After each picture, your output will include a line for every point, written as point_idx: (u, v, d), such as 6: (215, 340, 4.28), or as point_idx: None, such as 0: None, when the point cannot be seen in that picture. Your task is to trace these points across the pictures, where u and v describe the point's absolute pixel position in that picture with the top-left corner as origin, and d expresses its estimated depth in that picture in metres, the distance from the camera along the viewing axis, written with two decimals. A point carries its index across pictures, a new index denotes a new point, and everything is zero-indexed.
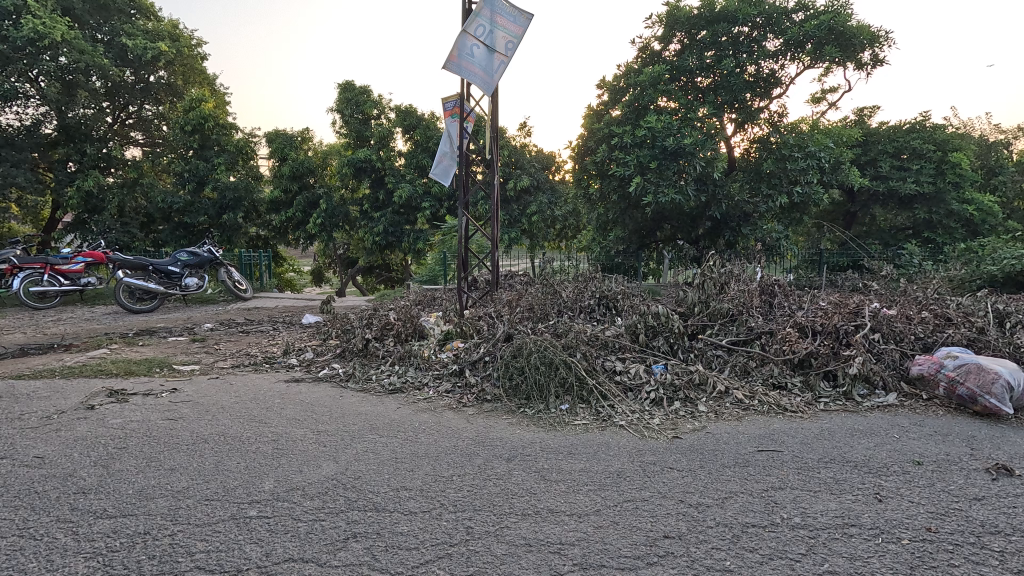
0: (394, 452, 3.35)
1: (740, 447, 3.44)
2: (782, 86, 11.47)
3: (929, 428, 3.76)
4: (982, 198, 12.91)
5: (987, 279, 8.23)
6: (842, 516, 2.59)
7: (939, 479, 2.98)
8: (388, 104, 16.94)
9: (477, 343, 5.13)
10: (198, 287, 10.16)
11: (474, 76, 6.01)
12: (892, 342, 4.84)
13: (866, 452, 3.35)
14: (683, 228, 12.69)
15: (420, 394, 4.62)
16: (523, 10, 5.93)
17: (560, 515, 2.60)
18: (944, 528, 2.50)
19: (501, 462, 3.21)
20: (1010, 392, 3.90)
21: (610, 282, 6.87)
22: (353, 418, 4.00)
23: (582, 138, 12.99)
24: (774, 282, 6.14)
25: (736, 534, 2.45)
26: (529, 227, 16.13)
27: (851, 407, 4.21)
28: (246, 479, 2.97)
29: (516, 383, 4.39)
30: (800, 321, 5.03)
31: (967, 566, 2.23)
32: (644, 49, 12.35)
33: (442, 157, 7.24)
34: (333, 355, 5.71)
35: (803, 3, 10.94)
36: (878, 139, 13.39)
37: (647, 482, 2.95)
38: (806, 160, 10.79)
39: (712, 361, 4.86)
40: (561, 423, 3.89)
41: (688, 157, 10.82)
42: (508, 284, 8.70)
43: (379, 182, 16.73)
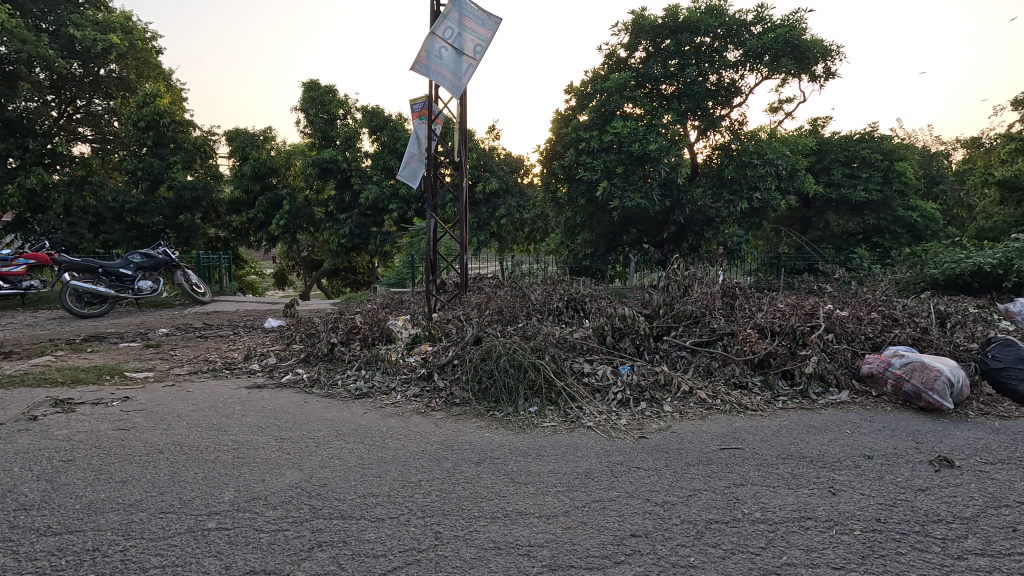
0: (361, 458, 3.29)
1: (704, 445, 3.53)
2: (742, 95, 11.85)
3: (878, 423, 3.95)
4: (926, 205, 13.68)
5: (930, 282, 8.71)
6: (799, 510, 2.70)
7: (888, 472, 3.14)
8: (354, 104, 16.70)
9: (446, 346, 5.10)
10: (152, 291, 9.72)
11: (443, 77, 5.99)
12: (845, 341, 5.06)
13: (821, 448, 3.50)
14: (648, 232, 12.97)
15: (387, 398, 4.56)
16: (492, 13, 5.95)
17: (529, 517, 2.61)
18: (892, 518, 2.64)
19: (470, 465, 3.20)
20: (951, 388, 4.13)
21: (578, 284, 6.95)
22: (318, 424, 3.91)
23: (551, 142, 13.12)
24: (735, 284, 6.32)
25: (700, 530, 2.52)
26: (498, 230, 16.17)
27: (807, 405, 4.39)
28: (205, 490, 2.86)
29: (485, 386, 4.38)
30: (760, 322, 5.20)
31: (912, 553, 2.36)
32: (610, 55, 12.59)
33: (410, 158, 7.13)
34: (298, 360, 5.57)
35: (761, 16, 11.37)
36: (831, 149, 14.05)
37: (614, 482, 2.99)
38: (764, 167, 11.24)
39: (677, 362, 4.99)
40: (530, 425, 3.91)
41: (653, 162, 11.08)
42: (477, 287, 8.65)
43: (345, 183, 16.44)
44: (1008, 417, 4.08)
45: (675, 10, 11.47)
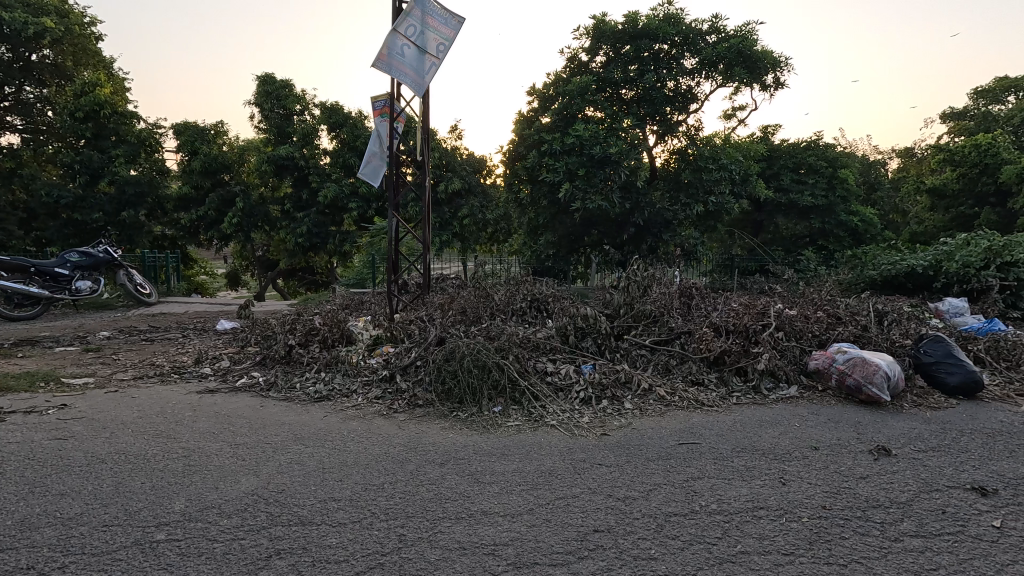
0: (322, 462, 3.21)
1: (663, 441, 3.64)
2: (698, 102, 12.26)
3: (823, 416, 4.18)
4: (865, 210, 14.54)
5: (869, 283, 9.27)
6: (752, 501, 2.82)
7: (833, 462, 3.33)
8: (312, 100, 16.28)
9: (408, 347, 5.03)
10: (92, 292, 9.13)
11: (405, 76, 5.92)
12: (794, 339, 5.30)
13: (772, 440, 3.67)
14: (609, 234, 13.21)
15: (348, 401, 4.46)
16: (455, 13, 5.92)
17: (494, 516, 2.62)
18: (836, 505, 2.79)
19: (434, 466, 3.17)
20: (888, 381, 4.41)
21: (540, 284, 7.01)
22: (275, 429, 3.79)
23: (513, 143, 13.19)
24: (692, 285, 6.53)
25: (660, 523, 2.59)
26: (460, 231, 16.11)
27: (759, 399, 4.58)
28: (153, 500, 2.72)
29: (448, 387, 4.34)
30: (714, 322, 5.39)
31: (855, 538, 2.50)
32: (571, 59, 12.76)
33: (370, 156, 6.99)
34: (252, 363, 5.37)
35: (716, 26, 11.81)
36: (780, 155, 14.81)
37: (577, 480, 3.03)
38: (719, 172, 11.67)
39: (637, 360, 5.11)
40: (494, 425, 3.91)
41: (614, 165, 11.30)
42: (440, 288, 8.58)
43: (302, 181, 15.99)
44: (938, 408, 4.39)
45: (634, 16, 11.74)
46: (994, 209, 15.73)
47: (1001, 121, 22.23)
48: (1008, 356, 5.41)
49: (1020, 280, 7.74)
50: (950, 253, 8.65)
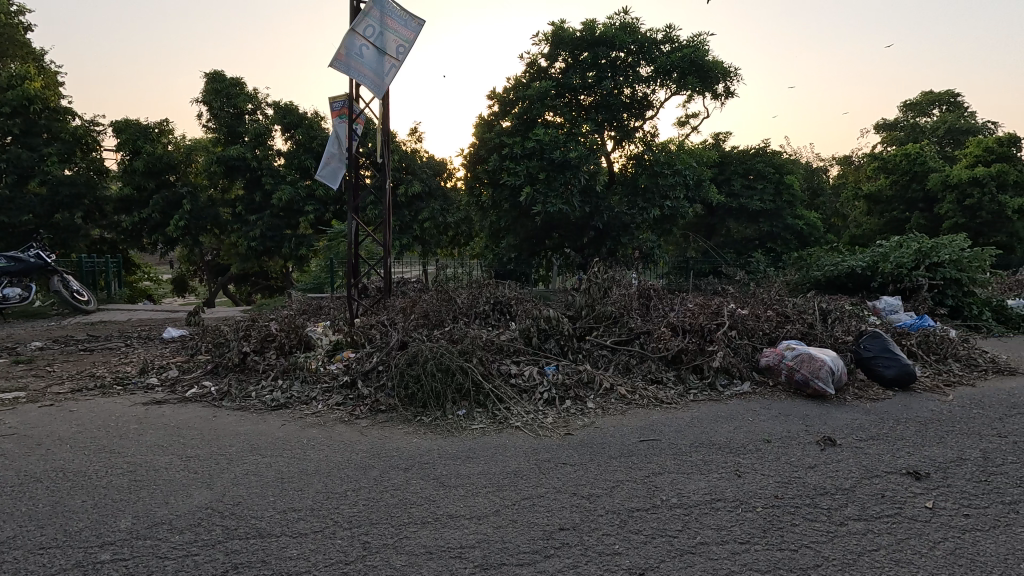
0: (280, 472, 3.11)
1: (625, 439, 3.72)
2: (653, 109, 12.62)
3: (774, 410, 4.37)
4: (809, 215, 15.36)
5: (813, 283, 9.78)
6: (710, 493, 2.92)
7: (784, 453, 3.49)
8: (265, 99, 15.79)
9: (369, 352, 4.93)
10: (21, 299, 8.42)
11: (364, 77, 5.84)
12: (745, 337, 5.52)
13: (728, 435, 3.81)
14: (569, 237, 13.38)
15: (308, 408, 4.34)
16: (414, 15, 5.87)
17: (459, 519, 2.61)
18: (787, 495, 2.93)
19: (398, 472, 3.13)
20: (832, 375, 4.68)
21: (503, 286, 7.03)
22: (229, 440, 3.64)
23: (474, 147, 13.18)
24: (650, 286, 6.70)
25: (624, 518, 2.65)
26: (421, 234, 15.97)
27: (715, 396, 4.75)
28: (95, 519, 2.56)
29: (411, 392, 4.29)
30: (672, 322, 5.55)
31: (804, 524, 2.64)
32: (531, 64, 12.88)
33: (328, 158, 6.82)
34: (203, 372, 5.14)
35: (669, 36, 12.18)
36: (731, 162, 15.49)
37: (542, 480, 3.06)
38: (674, 177, 12.21)
39: (598, 360, 5.20)
40: (458, 428, 3.89)
41: (573, 170, 11.49)
42: (401, 291, 8.46)
43: (255, 183, 15.46)
44: (877, 399, 4.68)
45: (592, 24, 11.98)
46: (923, 214, 17.06)
47: (927, 132, 23.93)
48: (937, 350, 5.82)
49: (947, 279, 8.35)
50: (885, 253, 9.26)
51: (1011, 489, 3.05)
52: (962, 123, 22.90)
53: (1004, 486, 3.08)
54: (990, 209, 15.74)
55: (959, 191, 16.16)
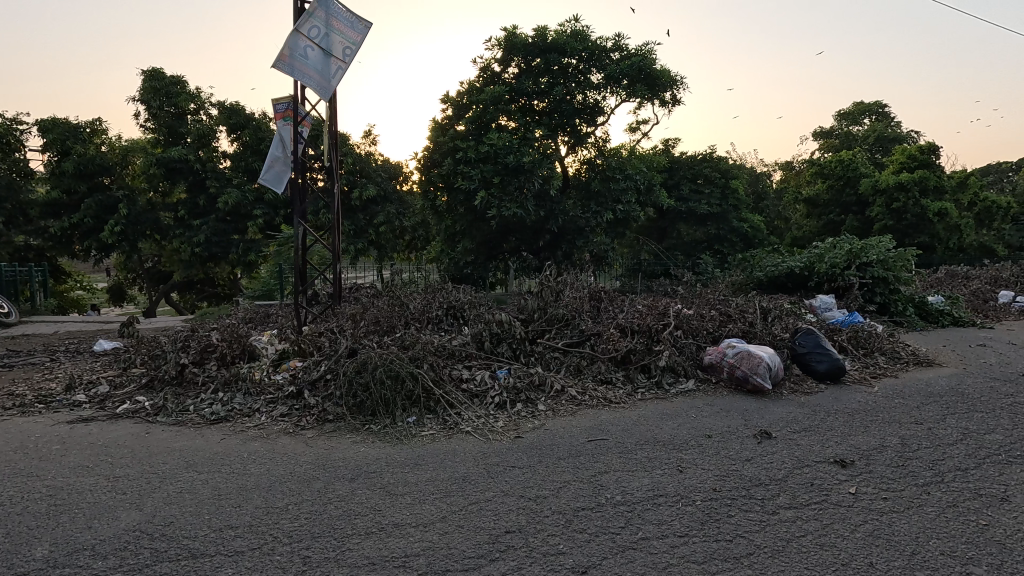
0: (217, 489, 2.98)
1: (573, 439, 3.78)
2: (605, 115, 12.92)
3: (716, 406, 4.55)
4: (754, 217, 16.10)
5: (757, 283, 10.25)
6: (653, 489, 3.01)
7: (724, 447, 3.65)
8: (209, 99, 15.16)
9: (317, 360, 4.78)
10: None
11: (309, 78, 5.70)
12: (691, 337, 5.71)
13: (672, 432, 3.94)
14: (525, 240, 13.47)
15: (250, 421, 4.18)
16: (361, 17, 5.79)
17: (405, 527, 2.58)
18: (725, 487, 3.06)
19: (344, 482, 3.06)
20: (769, 371, 4.92)
21: (456, 290, 6.99)
22: (162, 457, 3.46)
23: (428, 150, 13.08)
24: (601, 288, 6.83)
25: (569, 518, 2.70)
26: (376, 238, 15.70)
27: (662, 394, 4.91)
28: (7, 549, 2.38)
29: (360, 400, 4.21)
30: (621, 323, 5.67)
31: (739, 515, 2.76)
32: (484, 69, 12.92)
33: (272, 160, 6.60)
34: (137, 387, 4.85)
35: (619, 44, 12.50)
36: (680, 167, 16.07)
37: (490, 483, 3.07)
38: (625, 181, 12.52)
39: (550, 362, 5.26)
40: (408, 436, 3.85)
41: (527, 174, 11.61)
42: (353, 297, 8.28)
43: (198, 186, 14.80)
44: (810, 392, 4.96)
45: (544, 31, 12.17)
46: (856, 217, 18.21)
47: (860, 140, 25.65)
48: (865, 345, 6.21)
49: (875, 278, 8.93)
50: (821, 254, 9.83)
51: (923, 472, 3.31)
52: (890, 132, 24.58)
53: (917, 469, 3.33)
54: (914, 213, 16.97)
55: (887, 196, 17.34)
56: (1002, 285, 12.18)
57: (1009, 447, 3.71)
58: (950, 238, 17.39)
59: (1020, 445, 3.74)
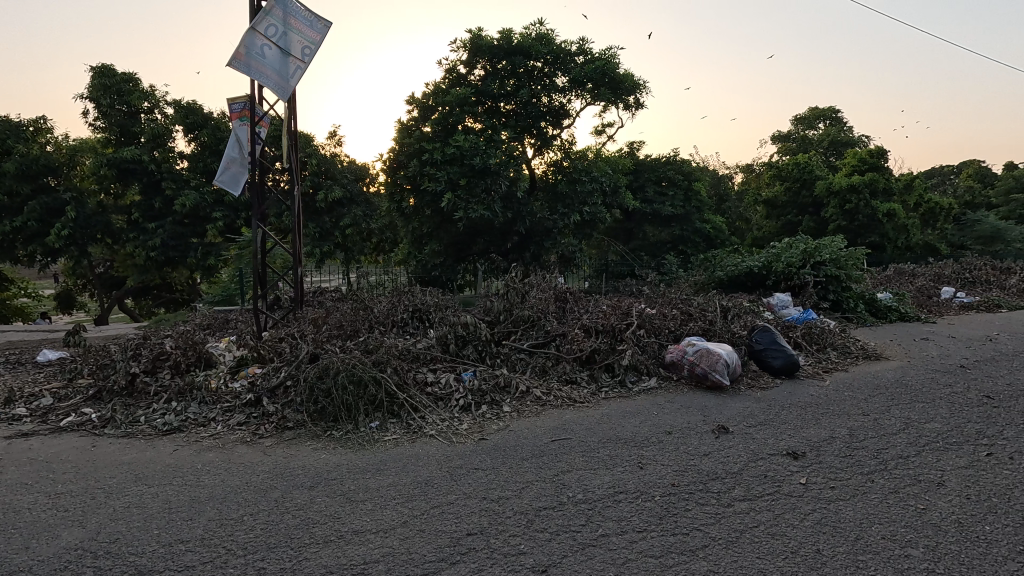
0: (167, 502, 2.87)
1: (538, 440, 3.81)
2: (570, 118, 13.06)
3: (676, 403, 4.67)
4: (716, 218, 16.57)
5: (718, 282, 10.54)
6: (613, 487, 3.06)
7: (682, 443, 3.74)
8: (164, 98, 14.60)
9: (277, 366, 4.66)
10: None
11: (266, 77, 5.57)
12: (653, 335, 5.83)
13: (634, 429, 4.02)
14: (494, 242, 13.49)
15: (205, 431, 4.05)
16: (320, 16, 5.69)
17: (365, 534, 2.55)
18: (683, 482, 3.14)
19: (303, 490, 3.00)
20: (727, 367, 5.07)
21: (422, 293, 6.93)
22: (109, 471, 3.31)
23: (394, 151, 12.94)
24: (567, 289, 6.89)
25: (531, 518, 2.71)
26: (342, 241, 15.43)
27: (625, 393, 5.00)
28: None
29: (321, 406, 4.13)
30: (586, 323, 5.74)
31: (696, 508, 2.84)
32: (450, 70, 12.89)
33: (228, 162, 6.41)
34: (83, 398, 4.63)
35: (583, 48, 12.66)
36: (645, 169, 16.41)
37: (452, 486, 3.07)
38: (591, 183, 12.69)
39: (516, 363, 5.27)
40: (370, 441, 3.80)
41: (494, 175, 11.62)
42: (316, 302, 8.11)
43: (153, 188, 14.22)
44: (766, 387, 5.14)
45: (509, 33, 12.22)
46: (812, 218, 18.94)
47: (815, 143, 26.71)
48: (818, 341, 6.46)
49: (828, 277, 9.31)
50: (778, 254, 10.18)
51: (868, 461, 3.47)
52: (843, 137, 25.71)
53: (863, 459, 3.50)
54: (865, 214, 17.78)
55: (840, 198, 18.12)
56: (945, 282, 12.88)
57: (946, 434, 3.93)
58: (898, 237, 18.29)
59: (955, 432, 3.96)
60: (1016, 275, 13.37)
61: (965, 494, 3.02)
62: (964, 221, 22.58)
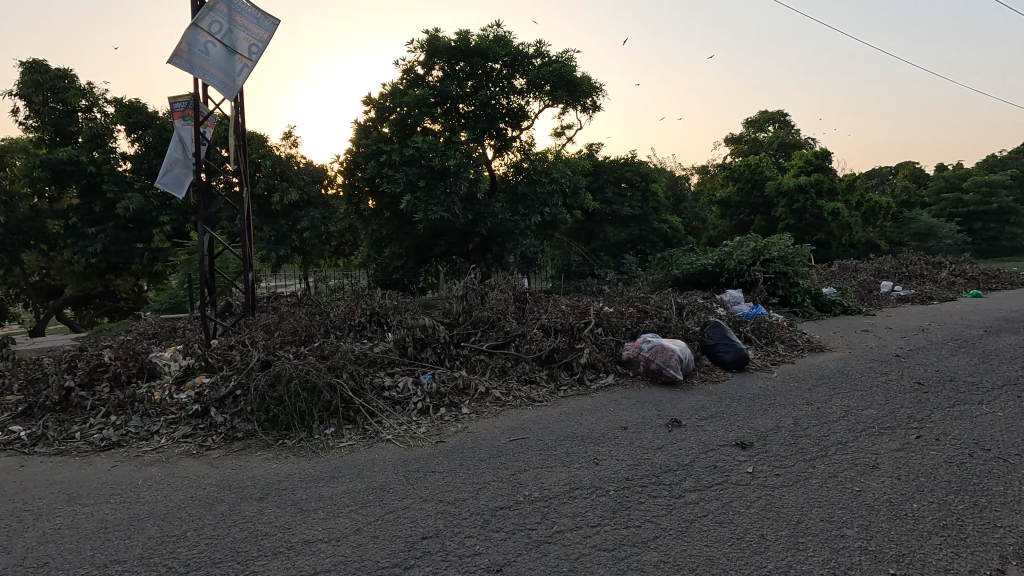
0: (103, 522, 2.72)
1: (496, 440, 3.82)
2: (529, 119, 13.14)
3: (632, 399, 4.77)
4: (673, 219, 17.03)
5: (675, 280, 10.82)
6: (569, 483, 3.11)
7: (637, 437, 3.83)
8: (104, 95, 13.85)
9: (225, 375, 4.49)
10: None
11: (211, 76, 5.38)
12: (610, 333, 5.95)
13: (590, 426, 4.08)
14: (456, 243, 13.41)
15: (147, 445, 3.86)
16: (268, 13, 5.52)
17: (316, 543, 2.49)
18: (637, 475, 3.21)
19: (251, 502, 2.91)
20: (681, 362, 5.23)
21: (381, 295, 6.82)
22: (38, 492, 3.11)
23: (351, 152, 12.68)
24: (527, 290, 6.92)
25: (486, 518, 2.72)
26: (300, 244, 15.00)
27: (583, 390, 5.07)
28: None
29: (273, 415, 4.00)
30: (545, 323, 5.78)
31: (648, 501, 2.91)
32: (408, 71, 12.76)
33: (170, 163, 6.15)
34: (11, 416, 4.32)
35: (540, 50, 12.77)
36: (604, 171, 16.71)
37: (409, 490, 3.03)
38: (551, 185, 12.80)
39: (476, 365, 5.26)
40: (324, 448, 3.72)
41: (454, 177, 11.55)
42: (271, 307, 7.86)
43: (92, 191, 13.44)
44: (717, 380, 5.32)
45: (466, 35, 12.20)
46: (763, 217, 19.71)
47: (766, 146, 27.87)
48: (767, 335, 6.73)
49: (777, 273, 9.71)
50: (730, 252, 10.56)
51: (810, 448, 3.64)
52: (791, 139, 26.93)
53: (806, 446, 3.67)
54: (812, 213, 18.64)
55: (789, 198, 18.96)
56: (884, 277, 13.66)
57: (881, 420, 4.17)
58: (842, 235, 19.27)
59: (889, 418, 4.21)
60: (947, 268, 14.31)
61: (896, 475, 3.22)
62: (902, 219, 24.02)
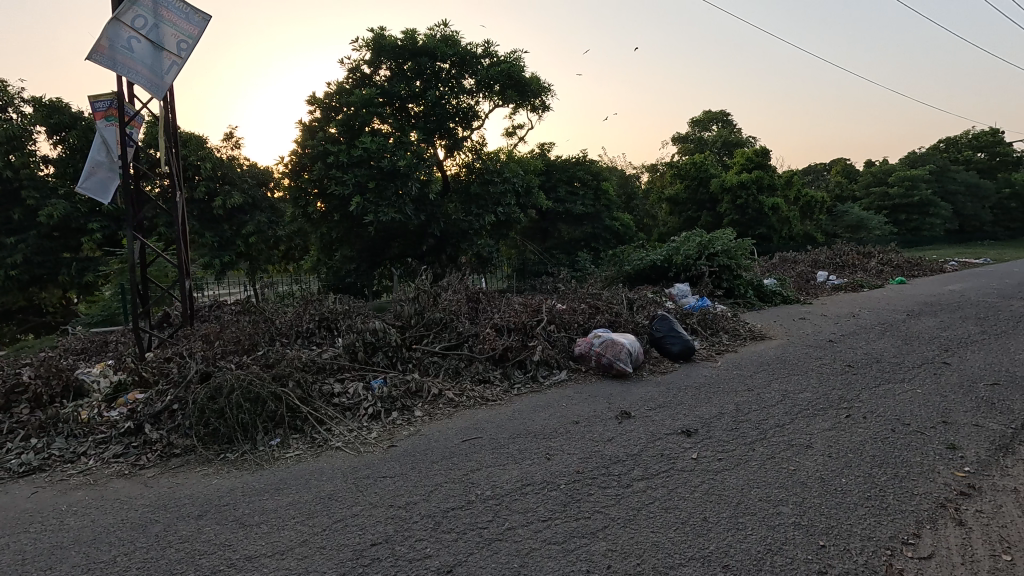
0: (20, 553, 2.53)
1: (448, 441, 3.80)
2: (480, 119, 13.12)
3: (585, 393, 4.86)
4: (624, 216, 17.46)
5: (627, 275, 11.07)
6: (521, 480, 3.12)
7: (589, 431, 3.90)
8: (20, 94, 12.82)
9: (160, 390, 4.25)
10: None
11: (135, 73, 5.08)
12: (563, 330, 6.03)
13: (544, 422, 4.13)
14: (409, 245, 13.22)
15: (73, 468, 3.60)
16: (198, 8, 5.25)
17: (259, 559, 2.40)
18: (588, 468, 3.28)
19: (190, 520, 2.77)
20: (630, 356, 5.38)
21: (330, 300, 6.64)
22: None
23: (297, 153, 12.27)
24: (480, 289, 6.90)
25: (438, 520, 2.70)
26: (245, 249, 14.38)
27: (537, 387, 5.12)
28: None
29: (214, 428, 3.82)
30: (498, 322, 5.79)
31: (597, 492, 2.98)
32: (354, 70, 12.47)
33: (93, 166, 5.78)
34: None
35: (488, 50, 12.77)
36: (556, 170, 16.92)
37: (358, 498, 2.97)
38: (503, 184, 12.82)
39: (429, 367, 5.20)
40: (269, 460, 3.59)
41: (405, 177, 11.39)
42: (212, 317, 7.49)
43: (10, 198, 12.42)
44: (665, 371, 5.51)
45: (413, 34, 12.06)
46: (709, 213, 20.48)
47: (710, 144, 28.99)
48: (712, 325, 7.01)
49: (721, 267, 10.12)
50: (677, 247, 10.91)
51: (751, 431, 3.82)
52: (732, 138, 28.14)
53: (747, 430, 3.85)
54: (754, 208, 19.51)
55: (732, 194, 19.80)
56: (820, 267, 14.47)
57: (815, 402, 4.43)
58: (782, 228, 20.27)
59: (822, 399, 4.48)
60: (875, 258, 15.31)
61: (828, 453, 3.43)
62: (835, 212, 25.52)
